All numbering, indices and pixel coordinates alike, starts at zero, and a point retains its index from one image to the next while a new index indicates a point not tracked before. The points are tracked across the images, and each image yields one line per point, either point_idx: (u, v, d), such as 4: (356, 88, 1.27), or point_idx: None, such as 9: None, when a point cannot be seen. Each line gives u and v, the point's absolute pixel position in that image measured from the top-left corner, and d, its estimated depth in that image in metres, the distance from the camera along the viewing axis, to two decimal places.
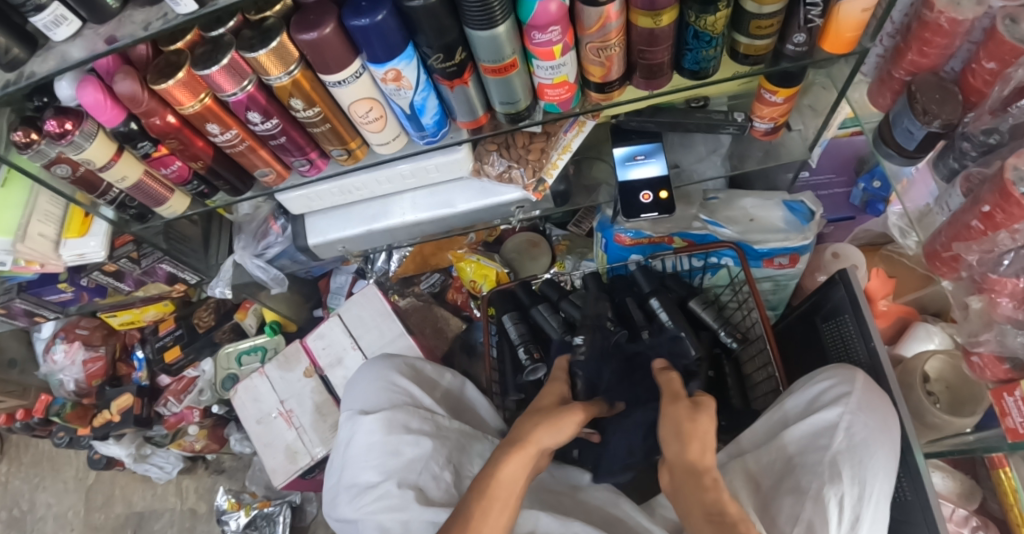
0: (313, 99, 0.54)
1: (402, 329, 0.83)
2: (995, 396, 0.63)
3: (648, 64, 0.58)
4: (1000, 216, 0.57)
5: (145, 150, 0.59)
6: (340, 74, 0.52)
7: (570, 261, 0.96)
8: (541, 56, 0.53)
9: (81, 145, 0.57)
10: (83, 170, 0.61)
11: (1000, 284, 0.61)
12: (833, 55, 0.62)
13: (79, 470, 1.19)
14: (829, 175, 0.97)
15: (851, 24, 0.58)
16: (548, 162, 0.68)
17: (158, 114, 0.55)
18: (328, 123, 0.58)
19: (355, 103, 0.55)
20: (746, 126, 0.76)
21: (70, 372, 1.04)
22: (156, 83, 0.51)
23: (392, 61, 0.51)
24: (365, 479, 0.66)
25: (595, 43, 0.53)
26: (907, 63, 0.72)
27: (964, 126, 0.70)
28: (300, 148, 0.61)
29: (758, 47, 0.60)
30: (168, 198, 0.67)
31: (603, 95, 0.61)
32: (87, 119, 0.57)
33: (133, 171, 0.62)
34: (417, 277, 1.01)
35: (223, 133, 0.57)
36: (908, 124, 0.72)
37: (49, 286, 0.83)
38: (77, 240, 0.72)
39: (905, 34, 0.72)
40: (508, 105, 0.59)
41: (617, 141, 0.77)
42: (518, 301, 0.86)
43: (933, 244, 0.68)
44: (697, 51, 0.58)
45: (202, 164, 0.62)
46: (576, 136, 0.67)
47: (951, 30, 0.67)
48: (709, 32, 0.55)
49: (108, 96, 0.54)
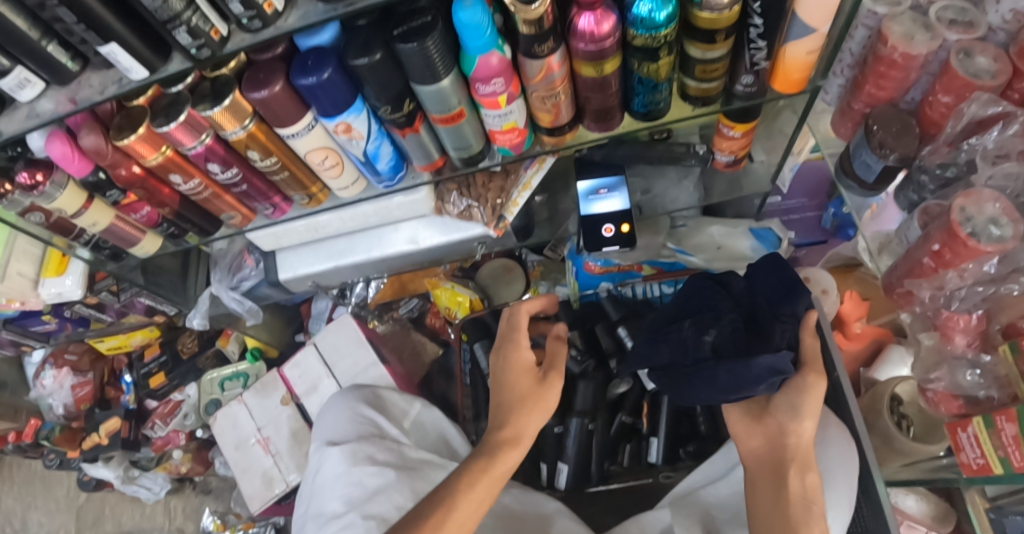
0: (270, 149, 0.56)
1: (375, 358, 0.84)
2: (950, 431, 0.62)
3: (597, 109, 0.59)
4: (948, 255, 0.58)
5: (114, 197, 0.62)
6: (293, 127, 0.53)
7: (544, 286, 0.98)
8: (487, 105, 0.54)
9: (53, 194, 0.59)
10: (56, 217, 0.63)
11: (952, 321, 0.62)
12: (783, 94, 0.64)
13: (70, 490, 1.22)
14: (801, 200, 0.98)
15: (797, 65, 0.59)
16: (507, 200, 0.69)
17: (124, 165, 0.57)
18: (286, 170, 0.59)
19: (310, 152, 0.57)
20: (708, 157, 0.77)
21: (59, 396, 1.06)
22: (119, 138, 0.53)
23: (342, 114, 0.53)
24: (330, 508, 0.67)
25: (541, 92, 0.55)
26: (865, 95, 0.73)
27: (921, 159, 0.70)
28: (262, 193, 0.63)
29: (706, 89, 0.61)
30: (140, 239, 0.69)
31: (554, 139, 0.63)
32: (57, 170, 0.59)
33: (104, 218, 0.64)
34: (395, 302, 1.02)
35: (186, 182, 0.59)
36: (865, 157, 0.72)
37: (32, 318, 0.85)
38: (54, 279, 0.74)
39: (862, 67, 0.73)
40: (462, 149, 0.60)
41: (580, 174, 0.78)
42: (488, 330, 0.89)
43: (890, 278, 0.68)
44: (644, 94, 0.59)
45: (169, 209, 0.64)
46: (536, 173, 0.68)
47: (906, 65, 0.67)
48: (653, 78, 0.56)
49: (75, 149, 0.56)
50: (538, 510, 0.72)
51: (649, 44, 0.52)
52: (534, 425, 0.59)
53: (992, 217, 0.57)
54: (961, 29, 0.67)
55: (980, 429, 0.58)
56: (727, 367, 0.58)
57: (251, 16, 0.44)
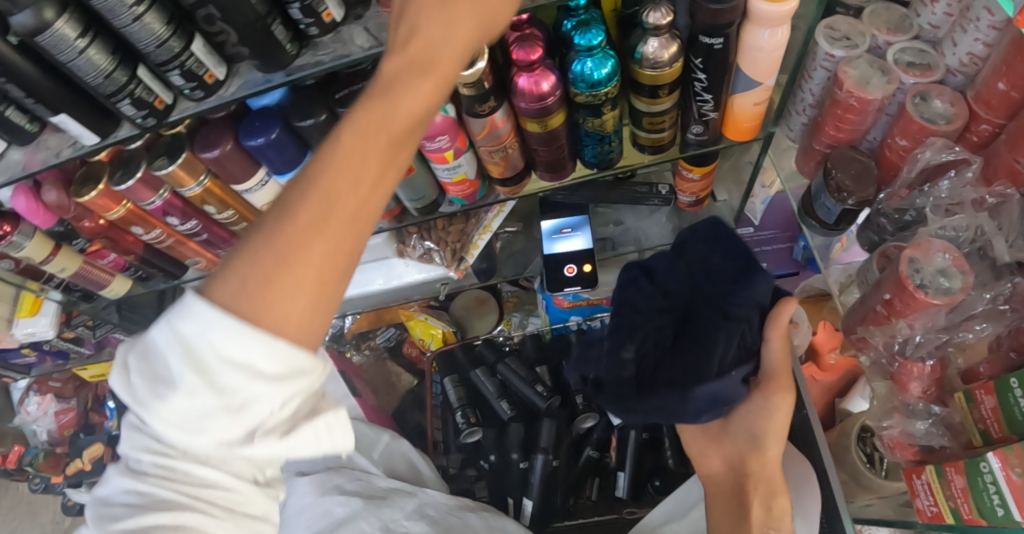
0: (227, 203, 0.58)
1: (346, 390, 0.87)
2: (905, 476, 0.62)
3: (546, 161, 0.60)
4: (899, 304, 0.58)
5: (81, 246, 0.63)
6: (247, 183, 0.55)
7: (517, 318, 0.98)
8: (435, 160, 0.56)
9: (21, 244, 0.61)
10: (25, 264, 0.65)
11: (908, 368, 0.63)
12: (737, 142, 0.64)
13: (55, 514, 1.18)
14: (772, 231, 0.98)
15: (746, 116, 0.60)
16: (469, 243, 0.71)
17: (86, 218, 0.59)
18: (245, 220, 0.62)
19: (267, 205, 0.59)
20: (670, 198, 0.78)
21: (43, 423, 1.08)
22: (80, 195, 0.55)
23: (294, 170, 0.54)
24: None
25: (487, 147, 0.56)
26: (825, 136, 0.74)
27: (879, 203, 0.71)
28: (224, 241, 0.64)
29: (658, 140, 0.62)
30: (110, 281, 0.71)
31: (509, 190, 0.63)
32: (25, 220, 0.61)
33: (72, 265, 0.66)
34: (372, 331, 1.04)
35: (149, 233, 0.61)
36: (826, 201, 0.73)
37: (11, 352, 0.87)
38: (28, 319, 0.74)
39: (822, 108, 0.73)
40: (418, 200, 0.61)
41: (545, 213, 0.79)
42: (457, 365, 0.89)
43: (846, 322, 0.69)
44: (593, 147, 0.60)
45: (135, 256, 0.66)
46: (496, 217, 0.70)
47: (862, 108, 0.68)
48: (599, 131, 0.57)
49: (39, 202, 0.58)
50: None
51: (591, 101, 0.53)
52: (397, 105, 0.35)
53: (941, 268, 0.57)
54: (917, 72, 0.67)
55: (933, 477, 0.58)
56: (659, 401, 0.54)
57: (192, 87, 0.45)
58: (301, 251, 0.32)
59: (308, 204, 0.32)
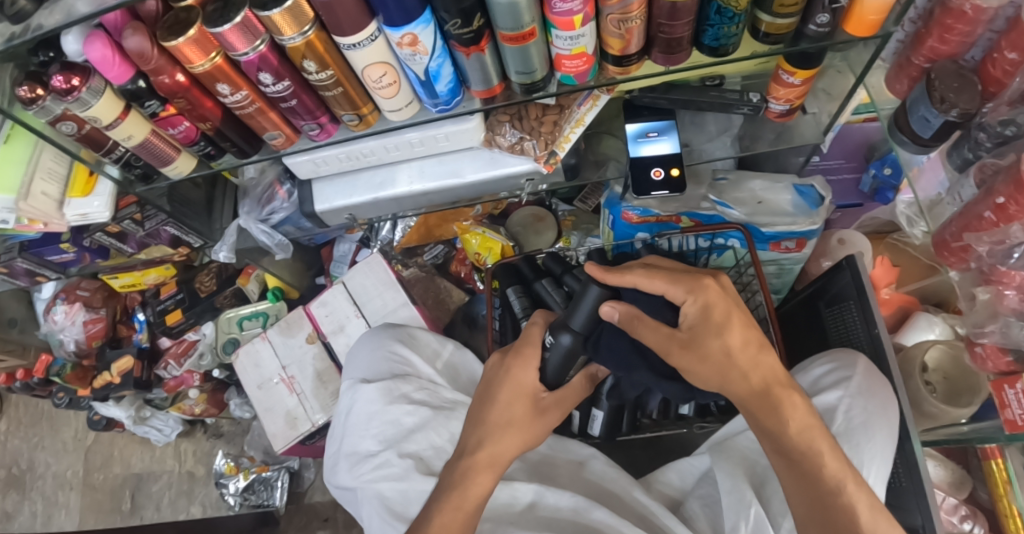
0: (327, 62, 0.53)
1: (405, 299, 0.84)
2: (995, 388, 0.66)
3: (667, 38, 0.56)
4: (1014, 209, 0.57)
5: (152, 109, 0.58)
6: (356, 37, 0.50)
7: (575, 236, 0.99)
8: (560, 25, 0.51)
9: (88, 101, 0.55)
10: (89, 128, 0.60)
11: (1007, 277, 0.62)
12: (855, 38, 0.60)
13: (78, 431, 1.21)
14: (839, 161, 1.02)
15: (876, 7, 0.55)
16: (561, 135, 0.68)
17: (167, 73, 0.53)
18: (340, 86, 0.56)
19: (368, 67, 0.54)
20: (762, 106, 0.75)
21: (70, 332, 1.04)
22: (166, 40, 0.49)
23: (410, 23, 0.49)
24: (365, 448, 0.66)
25: (616, 15, 0.51)
26: (927, 49, 0.69)
27: (981, 116, 0.67)
28: (310, 112, 0.60)
29: (780, 26, 0.58)
30: (174, 158, 0.67)
31: (621, 68, 0.60)
32: (94, 75, 0.55)
33: (139, 131, 0.61)
34: (420, 248, 1.02)
35: (233, 93, 0.56)
36: (925, 112, 0.70)
37: (50, 246, 0.83)
38: (81, 200, 0.72)
39: (927, 20, 0.68)
40: (524, 75, 0.57)
41: (629, 117, 0.79)
42: (521, 275, 0.88)
43: (944, 235, 0.69)
44: (718, 26, 0.56)
45: (210, 125, 0.61)
46: (590, 110, 0.67)
47: (975, 18, 0.63)
48: (731, 8, 0.53)
49: (116, 52, 0.53)
50: (572, 457, 0.71)
51: None
52: (507, 452, 0.57)
53: None
54: None
55: None
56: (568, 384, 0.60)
57: None
58: (501, 435, 0.57)
59: (493, 412, 0.58)
